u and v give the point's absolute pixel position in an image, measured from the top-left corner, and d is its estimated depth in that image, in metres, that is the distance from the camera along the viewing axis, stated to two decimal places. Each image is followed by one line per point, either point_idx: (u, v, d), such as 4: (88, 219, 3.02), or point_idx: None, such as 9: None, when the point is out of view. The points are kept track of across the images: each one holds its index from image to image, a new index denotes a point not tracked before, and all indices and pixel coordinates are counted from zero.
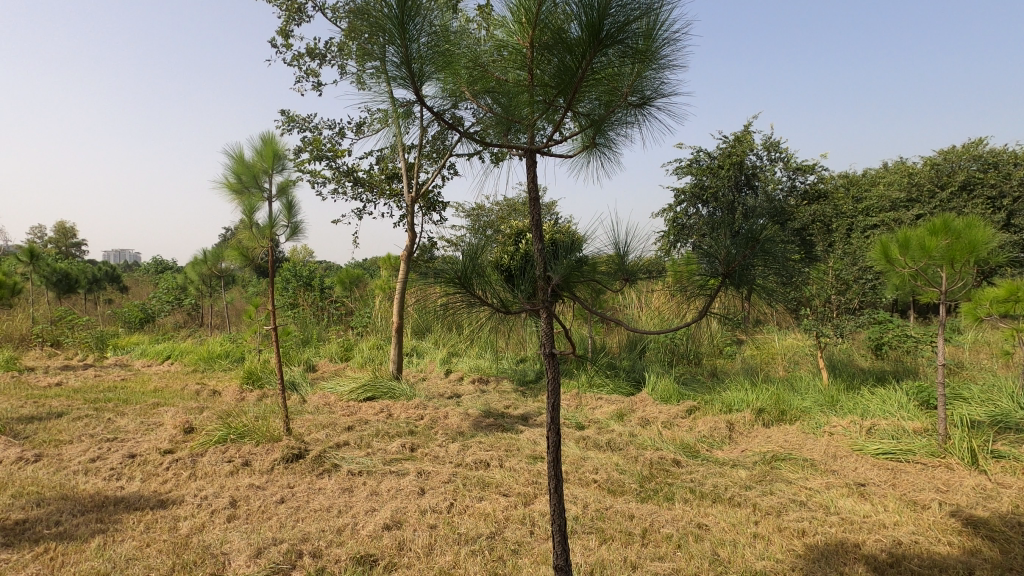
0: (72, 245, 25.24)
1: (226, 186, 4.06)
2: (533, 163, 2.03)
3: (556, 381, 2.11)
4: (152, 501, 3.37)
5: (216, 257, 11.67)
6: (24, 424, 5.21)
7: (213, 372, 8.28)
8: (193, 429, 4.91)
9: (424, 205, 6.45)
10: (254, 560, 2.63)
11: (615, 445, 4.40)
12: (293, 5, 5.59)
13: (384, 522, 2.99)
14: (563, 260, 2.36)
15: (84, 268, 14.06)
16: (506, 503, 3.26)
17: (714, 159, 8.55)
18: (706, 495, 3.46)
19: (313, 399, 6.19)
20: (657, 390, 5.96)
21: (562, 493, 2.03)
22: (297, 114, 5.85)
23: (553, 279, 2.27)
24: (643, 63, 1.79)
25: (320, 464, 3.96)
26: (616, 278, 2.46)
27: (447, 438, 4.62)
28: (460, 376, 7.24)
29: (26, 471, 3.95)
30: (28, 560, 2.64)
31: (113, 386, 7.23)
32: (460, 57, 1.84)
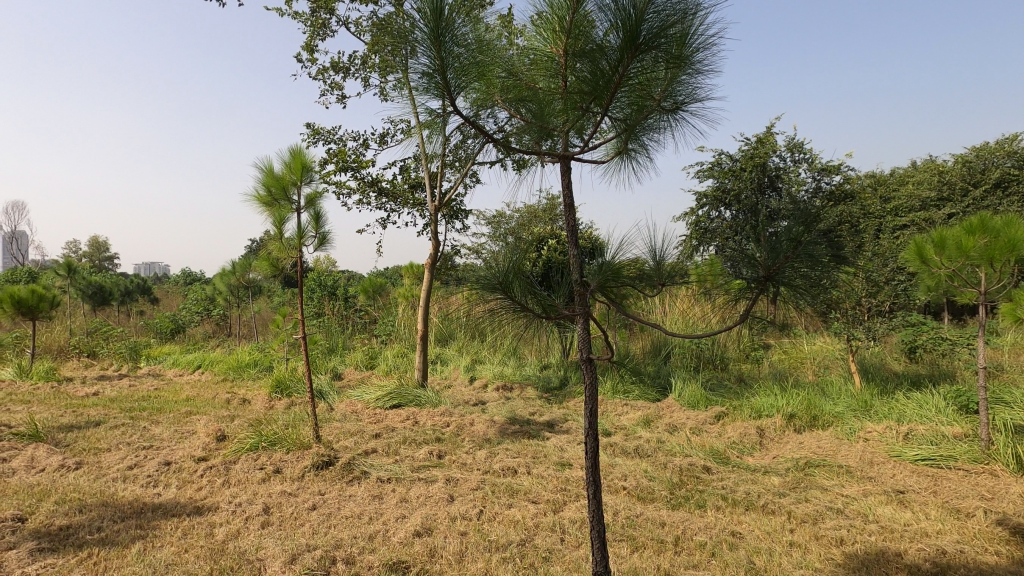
0: (105, 258, 26.00)
1: (256, 199, 4.16)
2: (568, 169, 2.04)
3: (594, 386, 2.10)
4: (189, 508, 3.44)
5: (244, 268, 11.93)
6: (64, 433, 5.37)
7: (242, 381, 8.45)
8: (225, 437, 5.02)
9: (446, 213, 6.50)
10: (289, 566, 2.67)
11: (643, 452, 4.36)
12: (317, 20, 5.71)
13: (415, 529, 3.00)
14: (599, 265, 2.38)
15: (117, 281, 14.48)
16: (535, 511, 3.25)
17: (737, 162, 8.42)
18: (738, 502, 3.40)
19: (340, 407, 6.26)
20: (684, 396, 5.89)
21: (601, 498, 2.02)
22: (323, 127, 5.95)
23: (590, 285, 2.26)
24: (678, 68, 1.79)
25: (349, 471, 4.00)
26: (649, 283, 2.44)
27: (474, 445, 4.62)
28: (484, 383, 7.25)
29: (68, 478, 4.07)
30: (73, 565, 2.71)
31: (147, 395, 7.41)
32: (494, 67, 1.87)
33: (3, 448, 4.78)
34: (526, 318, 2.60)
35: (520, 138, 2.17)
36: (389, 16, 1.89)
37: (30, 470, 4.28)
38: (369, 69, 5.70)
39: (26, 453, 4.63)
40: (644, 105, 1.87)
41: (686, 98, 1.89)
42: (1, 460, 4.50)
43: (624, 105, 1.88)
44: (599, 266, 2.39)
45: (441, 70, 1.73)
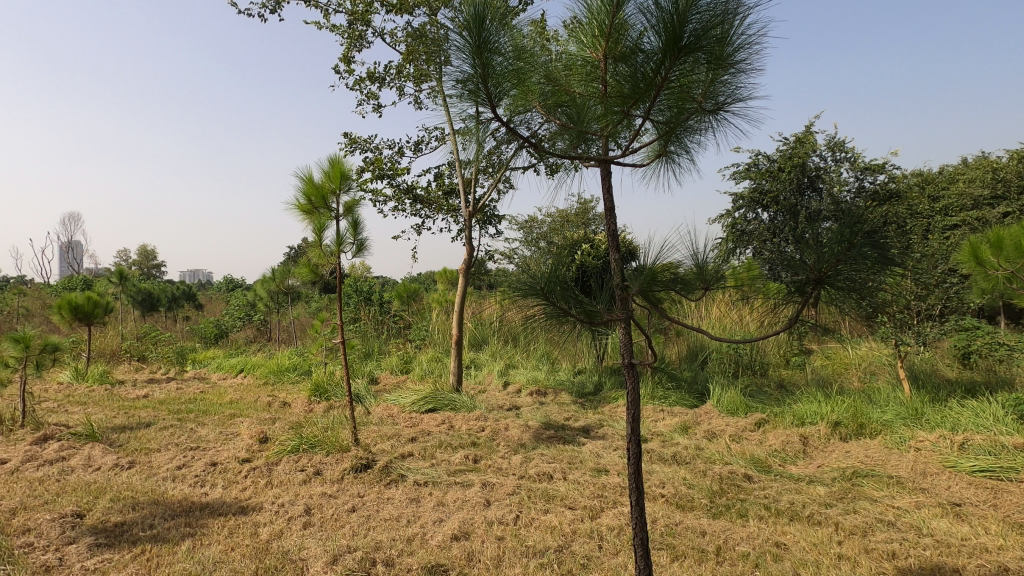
0: (153, 265, 27.07)
1: (297, 207, 4.27)
2: (608, 173, 2.04)
3: (636, 393, 2.10)
4: (234, 507, 3.55)
5: (284, 274, 12.27)
6: (118, 434, 5.62)
7: (282, 385, 8.67)
8: (267, 439, 5.16)
9: (480, 219, 6.55)
10: (331, 566, 2.72)
11: (681, 459, 4.28)
12: (354, 32, 5.85)
13: (452, 533, 3.03)
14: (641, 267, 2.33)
15: (165, 287, 15.09)
16: (572, 517, 3.23)
17: (774, 163, 8.16)
18: (782, 512, 3.30)
19: (377, 411, 6.36)
20: (722, 402, 5.76)
21: (644, 505, 2.05)
22: (360, 136, 6.09)
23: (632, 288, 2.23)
24: (719, 69, 1.77)
25: (387, 474, 4.06)
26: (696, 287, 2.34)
27: (509, 450, 4.63)
28: (518, 388, 7.25)
29: (122, 477, 4.25)
30: (128, 560, 2.83)
31: (194, 398, 7.68)
32: (535, 73, 1.90)
33: (62, 447, 5.03)
34: (567, 324, 2.59)
35: (558, 144, 2.18)
36: (430, 28, 1.95)
37: (87, 468, 4.48)
38: (405, 79, 5.81)
39: (83, 452, 4.86)
40: (684, 106, 1.85)
41: (728, 99, 1.87)
42: (61, 458, 4.73)
43: (665, 108, 1.87)
44: (640, 271, 2.36)
45: (480, 77, 1.77)
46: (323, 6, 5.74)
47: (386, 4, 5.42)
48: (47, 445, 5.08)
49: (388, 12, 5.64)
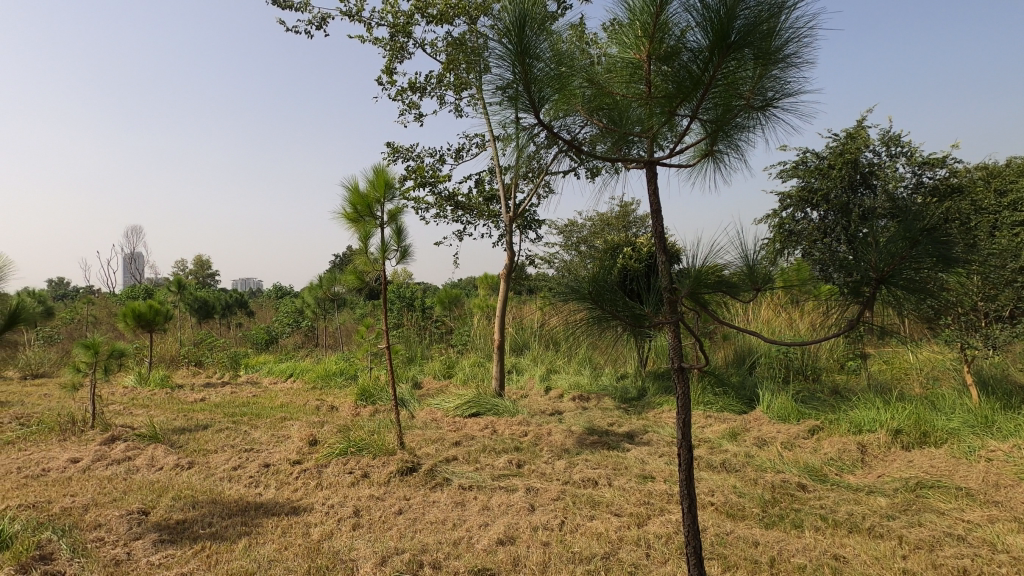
0: (209, 274, 28.32)
1: (343, 216, 4.39)
2: (653, 175, 2.02)
3: (687, 397, 2.06)
4: (286, 507, 3.67)
5: (330, 281, 12.62)
6: (178, 435, 5.90)
7: (330, 389, 8.91)
8: (317, 441, 5.31)
9: (521, 224, 6.57)
10: (379, 567, 2.77)
11: (731, 467, 4.16)
12: (396, 44, 5.99)
13: (498, 537, 3.04)
14: (689, 269, 2.27)
15: (219, 295, 15.78)
16: (619, 524, 3.18)
17: (824, 159, 7.86)
18: (840, 523, 3.16)
19: (421, 415, 6.45)
20: (773, 408, 5.57)
21: (696, 512, 2.00)
22: (402, 145, 6.21)
23: (681, 291, 2.19)
24: (767, 64, 1.72)
25: (432, 477, 4.11)
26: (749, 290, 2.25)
27: (553, 455, 4.61)
28: (560, 393, 7.21)
29: (183, 476, 4.46)
30: (189, 556, 2.96)
31: (247, 401, 7.99)
32: (577, 77, 1.90)
33: (129, 447, 5.32)
34: (612, 327, 2.57)
35: (602, 147, 2.17)
36: (473, 38, 1.98)
37: (151, 468, 4.72)
38: (445, 88, 5.90)
39: (147, 452, 5.13)
40: (732, 103, 1.82)
41: (777, 94, 1.82)
42: (128, 458, 5.01)
43: (712, 106, 1.84)
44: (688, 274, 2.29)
45: (524, 82, 1.78)
46: (366, 20, 5.90)
47: (427, 15, 5.53)
48: (115, 445, 5.39)
49: (429, 23, 5.75)
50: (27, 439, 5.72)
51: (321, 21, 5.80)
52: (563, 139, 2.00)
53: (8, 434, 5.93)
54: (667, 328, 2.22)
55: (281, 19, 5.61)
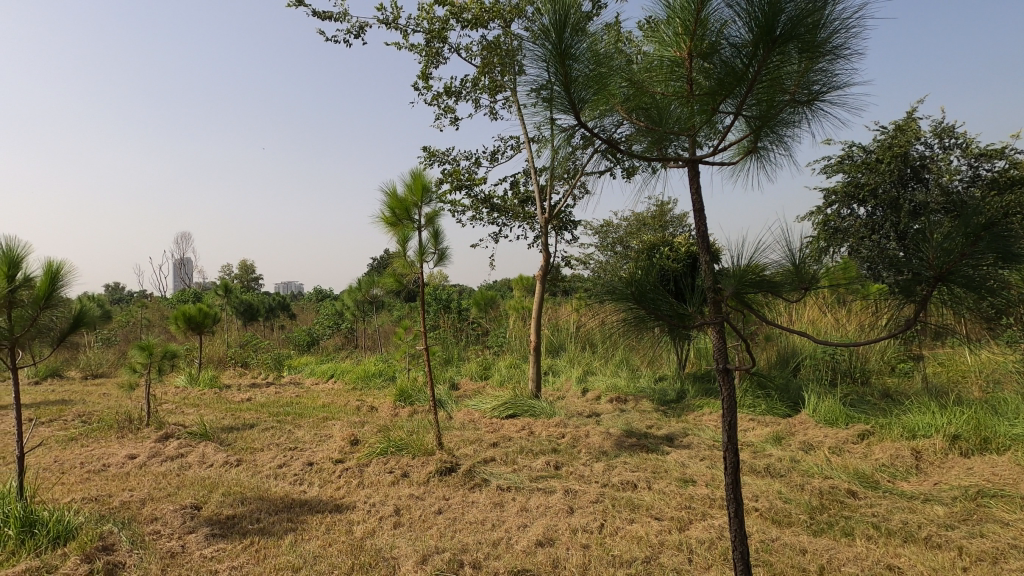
0: (253, 278, 29.27)
1: (383, 220, 4.48)
2: (696, 174, 1.99)
3: (732, 399, 2.02)
4: (330, 505, 3.76)
5: (369, 284, 12.87)
6: (227, 433, 6.13)
7: (370, 390, 9.08)
8: (357, 441, 5.42)
9: (556, 225, 6.55)
10: (420, 566, 2.81)
11: (775, 471, 4.04)
12: (431, 49, 6.07)
13: (537, 538, 3.04)
14: (733, 268, 2.21)
15: (263, 299, 16.30)
16: (659, 528, 3.14)
17: (871, 153, 7.57)
18: (893, 532, 3.03)
19: (458, 416, 6.50)
20: (819, 411, 5.39)
21: (743, 517, 1.96)
22: (438, 149, 6.28)
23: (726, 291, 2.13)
24: (814, 57, 1.67)
25: (471, 478, 4.14)
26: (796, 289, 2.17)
27: (591, 457, 4.58)
28: (597, 395, 7.15)
29: (231, 473, 4.62)
30: (239, 550, 3.07)
31: (291, 401, 8.23)
32: (616, 77, 1.89)
33: (181, 444, 5.55)
34: (653, 327, 2.53)
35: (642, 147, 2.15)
36: (513, 42, 2.00)
37: (202, 465, 4.91)
38: (480, 91, 5.95)
39: (198, 450, 5.34)
40: (776, 99, 1.77)
41: (824, 88, 1.76)
42: (180, 454, 5.22)
43: (757, 102, 1.80)
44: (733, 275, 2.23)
45: (564, 84, 1.79)
46: (402, 26, 5.99)
47: (462, 19, 5.58)
48: (169, 442, 5.63)
49: (464, 27, 5.80)
50: (89, 436, 6.04)
51: (359, 29, 5.92)
52: (603, 140, 1.99)
53: (71, 430, 6.27)
54: (712, 329, 2.16)
55: (320, 29, 5.74)
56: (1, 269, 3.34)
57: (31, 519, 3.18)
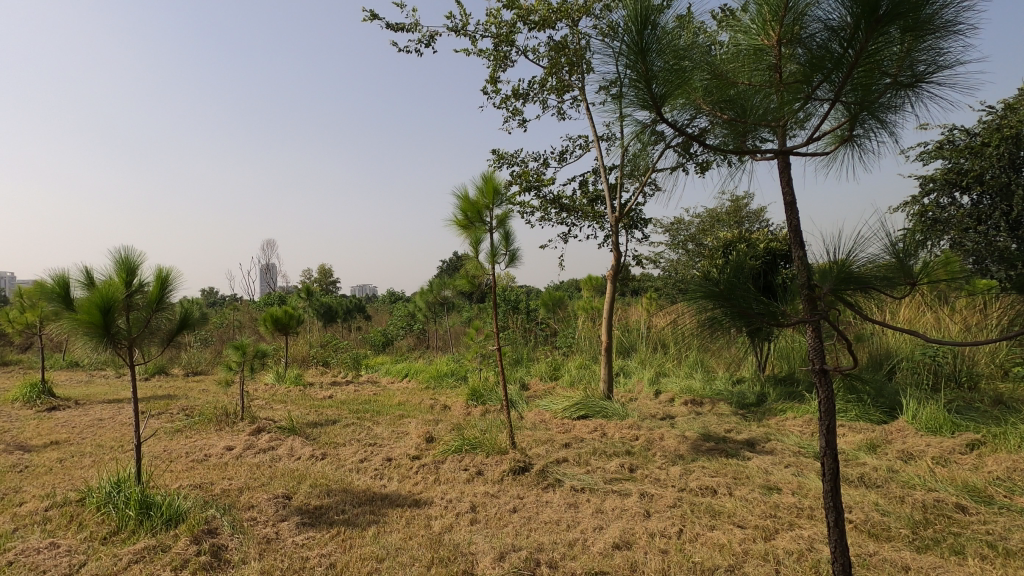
0: (332, 282, 30.77)
1: (455, 223, 4.59)
2: (786, 166, 1.91)
3: (831, 402, 1.92)
4: (409, 500, 3.90)
5: (440, 285, 13.21)
6: (312, 429, 6.48)
7: (442, 389, 9.32)
8: (432, 438, 5.57)
9: (627, 224, 6.44)
10: (498, 562, 2.85)
11: (870, 482, 3.77)
12: (499, 53, 6.15)
13: (614, 541, 3.00)
14: (828, 262, 2.06)
15: (342, 301, 17.11)
16: (743, 536, 3.01)
17: (976, 136, 6.91)
18: (1013, 553, 2.74)
19: (530, 416, 6.54)
20: (919, 418, 4.97)
21: (844, 526, 1.88)
22: (507, 151, 6.36)
23: (822, 287, 2.00)
24: (921, 35, 1.55)
25: (544, 478, 4.16)
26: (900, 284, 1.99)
27: (666, 460, 4.46)
28: (671, 397, 6.97)
29: (317, 466, 4.89)
30: (328, 539, 3.24)
31: (368, 399, 8.59)
32: (698, 71, 1.87)
33: (272, 438, 5.94)
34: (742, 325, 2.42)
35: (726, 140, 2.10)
36: (595, 42, 2.04)
37: (291, 457, 5.23)
38: (548, 92, 5.96)
39: (287, 443, 5.69)
40: (875, 83, 1.66)
41: (931, 67, 1.62)
42: (271, 447, 5.59)
43: (854, 87, 1.69)
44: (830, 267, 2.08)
45: (647, 78, 1.80)
46: (471, 33, 6.11)
47: (529, 21, 5.61)
48: (261, 435, 6.04)
49: (531, 30, 5.83)
50: (192, 428, 6.59)
51: (429, 38, 6.09)
52: (685, 134, 1.97)
53: (177, 422, 6.87)
54: (807, 329, 2.04)
55: (393, 41, 5.92)
56: (121, 277, 3.73)
57: (147, 502, 3.51)
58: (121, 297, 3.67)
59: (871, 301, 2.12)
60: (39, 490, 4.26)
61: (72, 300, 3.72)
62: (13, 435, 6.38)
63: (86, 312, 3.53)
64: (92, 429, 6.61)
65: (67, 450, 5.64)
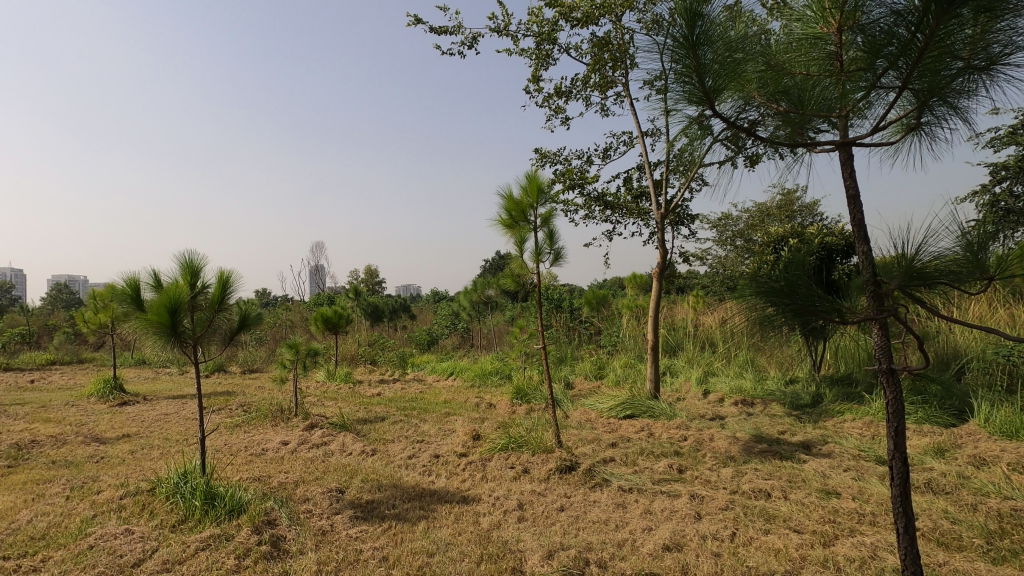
0: (378, 283, 31.46)
1: (500, 222, 4.62)
2: (848, 158, 1.84)
3: (899, 403, 1.84)
4: (457, 496, 3.96)
5: (484, 285, 13.31)
6: (362, 425, 6.66)
7: (487, 387, 9.39)
8: (479, 436, 5.63)
9: (673, 221, 6.31)
10: (547, 561, 2.85)
11: (939, 488, 3.57)
12: (541, 52, 6.15)
13: (664, 542, 2.96)
14: (894, 258, 1.96)
15: (388, 301, 17.50)
16: (800, 541, 2.91)
17: None
18: None
19: (575, 415, 6.51)
20: (993, 422, 4.68)
21: (915, 533, 1.81)
22: (550, 150, 6.35)
23: (889, 284, 1.91)
24: (997, 15, 1.46)
25: (591, 477, 4.14)
26: (974, 280, 1.88)
27: (717, 462, 4.36)
28: (720, 397, 6.80)
29: (368, 462, 5.02)
30: (380, 533, 3.33)
31: (415, 397, 8.76)
32: (751, 63, 1.84)
33: (325, 434, 6.13)
34: (801, 324, 2.33)
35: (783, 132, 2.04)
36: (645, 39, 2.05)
37: (343, 453, 5.39)
38: (591, 89, 5.92)
39: (339, 439, 5.87)
40: (945, 68, 1.57)
41: (1007, 48, 1.52)
42: (324, 443, 5.78)
43: (922, 73, 1.61)
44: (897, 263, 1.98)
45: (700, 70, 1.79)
46: (513, 33, 6.13)
47: (572, 18, 5.59)
48: (314, 431, 6.25)
49: (573, 27, 5.81)
50: (250, 423, 6.89)
51: (472, 40, 6.15)
52: (738, 128, 1.93)
53: (236, 418, 7.20)
54: (872, 328, 1.95)
55: (437, 44, 6.01)
56: (186, 279, 3.95)
57: (212, 492, 3.70)
58: (185, 297, 3.87)
59: (943, 298, 2.01)
60: (114, 479, 4.55)
61: (142, 301, 3.95)
62: (90, 428, 6.84)
63: (154, 311, 3.75)
64: (160, 423, 7.00)
65: (138, 442, 6.00)
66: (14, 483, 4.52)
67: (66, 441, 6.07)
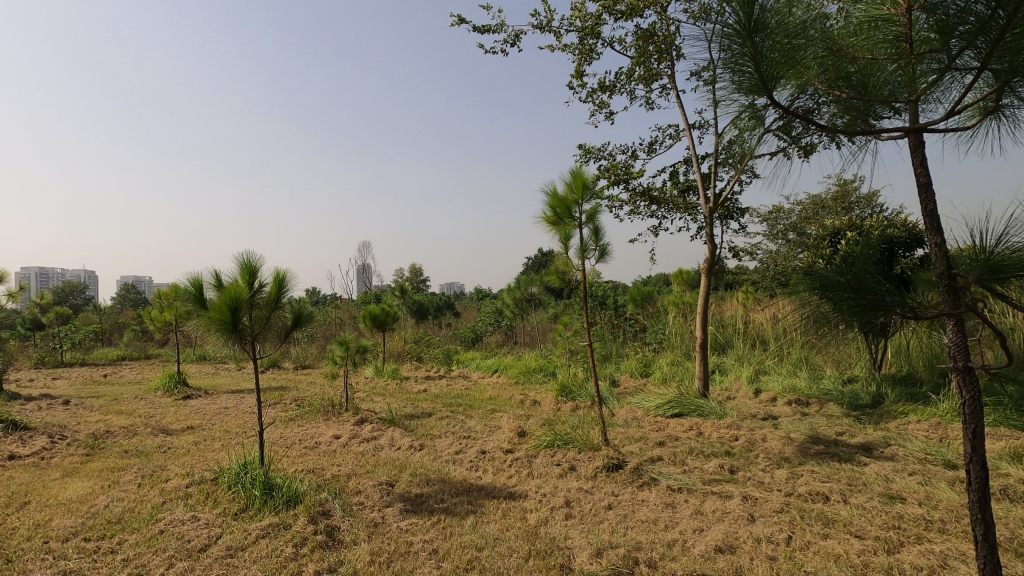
0: (422, 281, 31.94)
1: (545, 220, 4.61)
2: (917, 145, 1.75)
3: (977, 405, 1.74)
4: (504, 492, 3.98)
5: (527, 282, 13.33)
6: (410, 421, 6.80)
7: (531, 385, 9.41)
8: (524, 433, 5.65)
9: (722, 214, 6.14)
10: (595, 559, 2.84)
11: (1016, 496, 3.35)
12: (585, 47, 6.09)
13: (716, 544, 2.89)
14: (972, 251, 1.85)
15: (433, 298, 17.78)
16: (862, 547, 2.79)
17: None
18: None
19: (621, 413, 6.44)
20: None
21: (995, 541, 1.71)
22: (594, 146, 6.28)
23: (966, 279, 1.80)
24: None
25: (639, 476, 4.09)
26: None
27: (771, 463, 4.23)
28: (773, 396, 6.58)
29: (416, 457, 5.12)
30: (430, 526, 3.40)
31: (461, 393, 8.87)
32: (812, 48, 1.78)
33: (374, 428, 6.29)
34: (866, 321, 2.23)
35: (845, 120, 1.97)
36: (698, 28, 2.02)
37: (392, 447, 5.51)
38: (636, 82, 5.82)
39: (388, 434, 6.02)
40: None
41: None
42: (374, 437, 5.94)
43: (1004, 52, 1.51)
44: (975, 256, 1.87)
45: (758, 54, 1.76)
46: (556, 28, 6.10)
47: (616, 11, 5.51)
48: (364, 426, 6.42)
49: (617, 20, 5.74)
50: (304, 417, 7.14)
51: (515, 38, 6.16)
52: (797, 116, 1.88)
53: (291, 412, 7.48)
54: (946, 325, 1.85)
55: (481, 43, 6.06)
56: (244, 279, 4.12)
57: (270, 483, 3.86)
58: (244, 296, 4.05)
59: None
60: (181, 469, 4.81)
61: (204, 300, 4.16)
62: (158, 420, 7.25)
63: (217, 309, 3.94)
64: (221, 416, 7.35)
65: (201, 434, 6.32)
66: (92, 470, 4.84)
67: (137, 432, 6.47)
